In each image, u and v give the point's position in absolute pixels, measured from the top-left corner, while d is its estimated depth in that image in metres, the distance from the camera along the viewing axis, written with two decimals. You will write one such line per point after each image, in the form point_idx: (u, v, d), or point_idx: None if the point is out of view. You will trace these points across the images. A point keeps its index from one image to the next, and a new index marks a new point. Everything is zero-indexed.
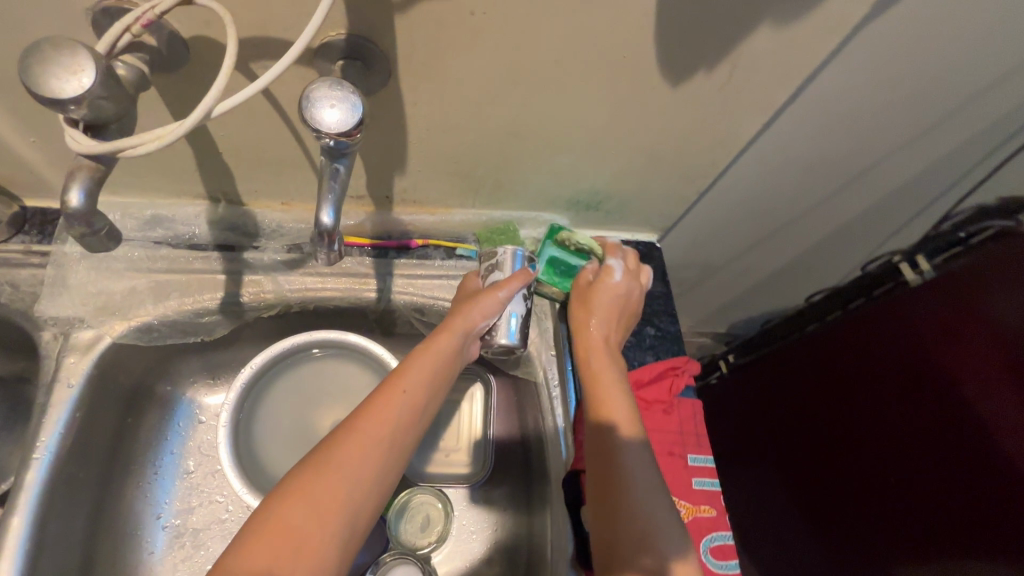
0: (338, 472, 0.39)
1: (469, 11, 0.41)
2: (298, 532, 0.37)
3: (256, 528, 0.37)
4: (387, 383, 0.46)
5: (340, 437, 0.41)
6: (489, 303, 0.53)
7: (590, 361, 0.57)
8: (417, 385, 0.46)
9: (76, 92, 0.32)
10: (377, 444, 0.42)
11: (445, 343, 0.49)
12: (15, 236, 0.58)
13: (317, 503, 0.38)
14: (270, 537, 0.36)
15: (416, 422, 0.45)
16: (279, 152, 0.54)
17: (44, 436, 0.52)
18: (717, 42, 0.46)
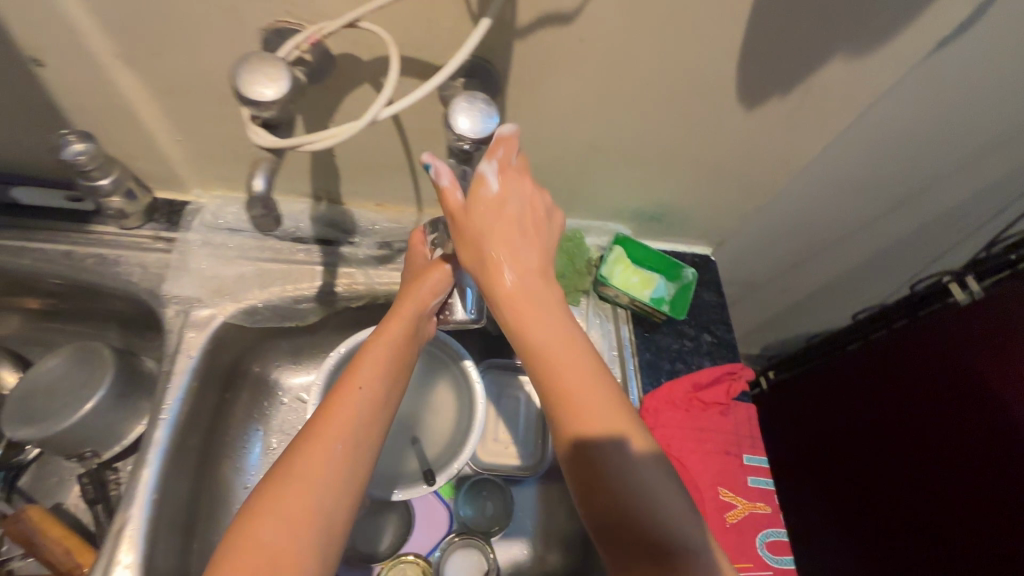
0: (304, 482, 0.42)
1: (578, 39, 0.47)
2: (274, 547, 0.39)
3: (233, 550, 0.38)
4: (343, 384, 0.49)
5: (302, 448, 0.44)
6: (436, 280, 0.56)
7: (534, 337, 0.42)
8: (371, 381, 0.49)
9: (273, 95, 0.37)
10: (336, 446, 0.44)
11: (395, 330, 0.53)
12: (147, 223, 0.65)
13: (288, 514, 0.40)
14: (245, 555, 0.38)
15: (378, 416, 0.48)
16: (386, 157, 0.61)
17: (169, 400, 0.58)
18: (793, 72, 0.52)
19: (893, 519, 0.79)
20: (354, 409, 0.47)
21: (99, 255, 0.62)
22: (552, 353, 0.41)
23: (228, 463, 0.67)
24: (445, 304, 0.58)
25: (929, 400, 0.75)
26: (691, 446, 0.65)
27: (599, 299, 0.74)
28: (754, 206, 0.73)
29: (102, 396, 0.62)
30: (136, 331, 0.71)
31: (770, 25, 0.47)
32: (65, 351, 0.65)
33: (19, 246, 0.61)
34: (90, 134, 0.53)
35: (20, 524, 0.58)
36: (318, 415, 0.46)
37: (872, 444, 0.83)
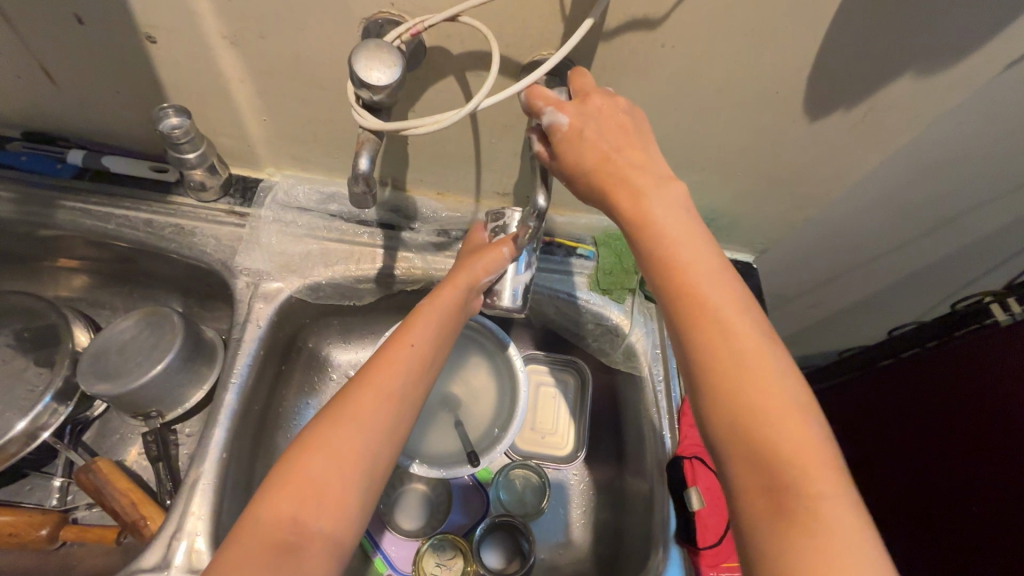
0: (351, 424, 0.45)
1: (661, 43, 0.50)
2: (319, 480, 0.42)
3: (285, 477, 0.42)
4: (397, 337, 0.52)
5: (353, 393, 0.47)
6: (494, 256, 0.57)
7: (676, 263, 0.41)
8: (421, 339, 0.52)
9: (386, 81, 0.41)
10: (382, 398, 0.47)
11: (449, 296, 0.55)
12: (223, 197, 0.69)
13: (334, 452, 0.44)
14: (293, 483, 0.42)
15: (423, 372, 0.51)
16: (454, 148, 0.63)
17: (238, 366, 0.62)
18: (859, 85, 0.54)
19: (927, 525, 0.81)
20: (402, 362, 0.49)
21: (177, 226, 0.66)
22: (698, 287, 0.40)
23: (282, 431, 0.70)
24: (493, 287, 0.58)
25: (960, 413, 0.77)
26: None
27: (643, 298, 0.76)
28: (802, 216, 0.75)
29: (172, 358, 0.64)
30: (197, 300, 0.74)
31: (845, 39, 0.49)
32: (138, 314, 0.67)
33: (106, 212, 0.65)
34: (186, 110, 0.57)
35: (91, 475, 0.61)
36: (370, 364, 0.49)
37: (909, 452, 0.85)
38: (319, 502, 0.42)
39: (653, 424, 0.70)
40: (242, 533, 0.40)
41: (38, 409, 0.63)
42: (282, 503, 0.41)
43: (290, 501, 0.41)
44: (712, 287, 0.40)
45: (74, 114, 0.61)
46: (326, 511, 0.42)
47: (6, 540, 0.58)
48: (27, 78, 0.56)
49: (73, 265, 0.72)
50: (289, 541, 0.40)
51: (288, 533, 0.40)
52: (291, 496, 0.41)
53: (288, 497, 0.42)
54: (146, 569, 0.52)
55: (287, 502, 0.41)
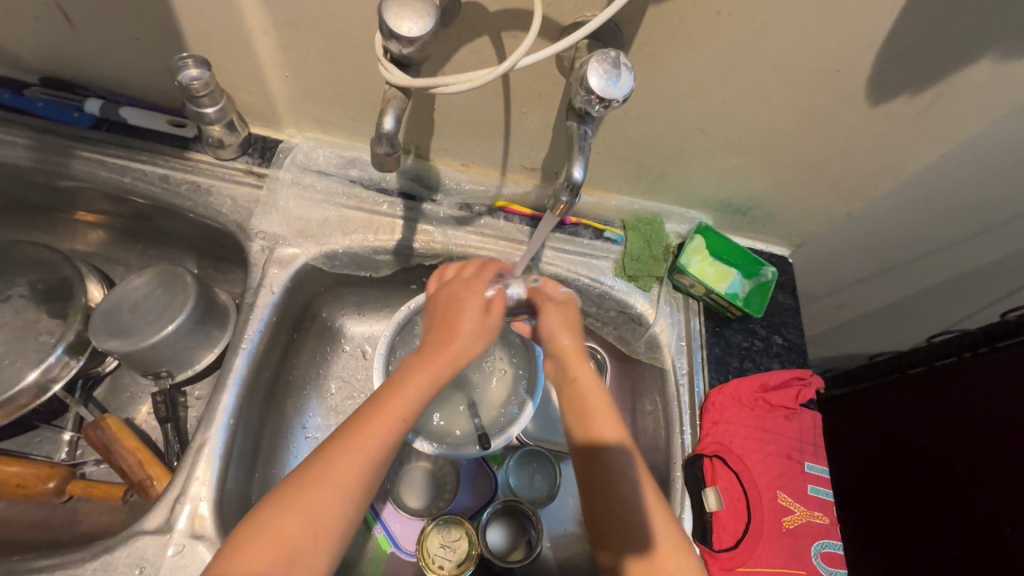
0: (330, 487, 0.45)
1: (717, 10, 0.45)
2: (295, 543, 0.42)
3: (260, 530, 0.42)
4: (388, 385, 0.51)
5: (335, 456, 0.46)
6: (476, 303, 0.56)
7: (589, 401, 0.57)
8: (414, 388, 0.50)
9: (417, 32, 0.38)
10: (365, 459, 0.46)
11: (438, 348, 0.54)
12: (241, 156, 0.66)
13: (311, 515, 0.43)
14: (265, 549, 0.42)
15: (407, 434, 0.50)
16: (483, 118, 0.59)
17: (249, 332, 0.60)
18: (930, 69, 0.50)
19: (939, 537, 0.79)
20: (390, 422, 0.48)
21: (193, 183, 0.64)
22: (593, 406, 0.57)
23: (292, 402, 0.68)
24: None
25: (993, 436, 0.74)
26: (752, 446, 0.64)
27: (671, 288, 0.72)
28: (848, 210, 0.70)
29: (183, 320, 0.63)
30: (212, 262, 0.72)
31: (925, 14, 0.45)
32: (151, 273, 0.65)
33: (121, 165, 0.63)
34: (206, 62, 0.55)
35: (100, 432, 0.61)
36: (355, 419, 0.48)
37: (927, 464, 0.82)
38: (288, 568, 0.42)
39: (674, 418, 0.67)
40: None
41: (50, 361, 0.62)
42: (251, 566, 0.41)
43: (261, 566, 0.41)
44: (613, 423, 0.55)
45: (92, 61, 0.59)
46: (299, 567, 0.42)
47: (13, 491, 0.58)
48: (44, 19, 0.54)
49: (91, 219, 0.71)
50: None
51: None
52: (263, 561, 0.41)
53: (258, 560, 0.41)
54: (148, 532, 0.51)
55: (256, 566, 0.41)
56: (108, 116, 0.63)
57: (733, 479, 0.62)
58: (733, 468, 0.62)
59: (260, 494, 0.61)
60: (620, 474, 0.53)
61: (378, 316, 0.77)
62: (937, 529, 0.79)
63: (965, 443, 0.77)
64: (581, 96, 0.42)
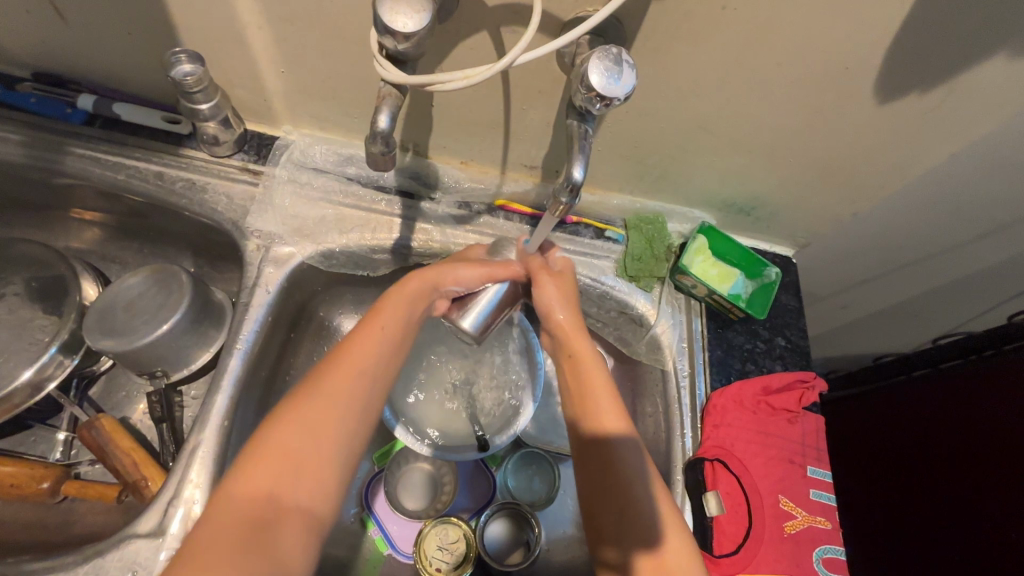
0: (327, 402, 0.45)
1: (722, 5, 0.44)
2: (297, 454, 0.42)
3: (257, 451, 0.42)
4: (366, 321, 0.51)
5: (324, 373, 0.47)
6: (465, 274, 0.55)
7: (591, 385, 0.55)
8: (392, 320, 0.51)
9: (415, 28, 0.37)
10: (354, 376, 0.47)
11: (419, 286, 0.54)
12: (237, 153, 0.65)
13: (310, 425, 0.44)
14: (270, 458, 0.42)
15: (393, 359, 0.51)
16: (482, 115, 0.58)
17: (244, 332, 0.59)
18: (940, 67, 0.48)
19: (942, 541, 0.78)
20: (374, 343, 0.49)
21: (188, 180, 0.63)
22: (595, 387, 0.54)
23: None
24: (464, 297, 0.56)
25: (999, 442, 0.73)
26: (754, 450, 0.63)
27: (673, 288, 0.71)
28: (854, 211, 0.69)
29: (178, 319, 0.62)
30: (208, 260, 0.71)
31: (938, 10, 0.43)
32: (146, 271, 0.65)
33: (115, 162, 0.63)
34: (199, 57, 0.54)
35: (94, 432, 0.60)
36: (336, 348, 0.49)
37: (932, 467, 0.81)
38: (294, 476, 0.42)
39: (675, 421, 0.66)
40: (208, 518, 0.39)
41: (44, 360, 0.61)
42: (256, 477, 0.41)
43: (266, 474, 0.41)
44: (614, 411, 0.53)
45: (84, 56, 0.58)
46: (303, 482, 0.42)
47: (6, 491, 0.57)
48: (35, 13, 0.53)
49: (85, 216, 0.70)
50: (262, 513, 0.40)
51: (261, 508, 0.40)
52: (266, 468, 0.41)
53: (263, 468, 0.41)
54: (140, 535, 0.50)
55: (262, 475, 0.41)
56: (101, 112, 0.62)
57: (734, 483, 0.61)
58: (734, 472, 0.61)
59: None
60: (624, 464, 0.51)
61: None
62: (940, 533, 0.78)
63: (972, 447, 0.76)
64: (581, 94, 0.41)
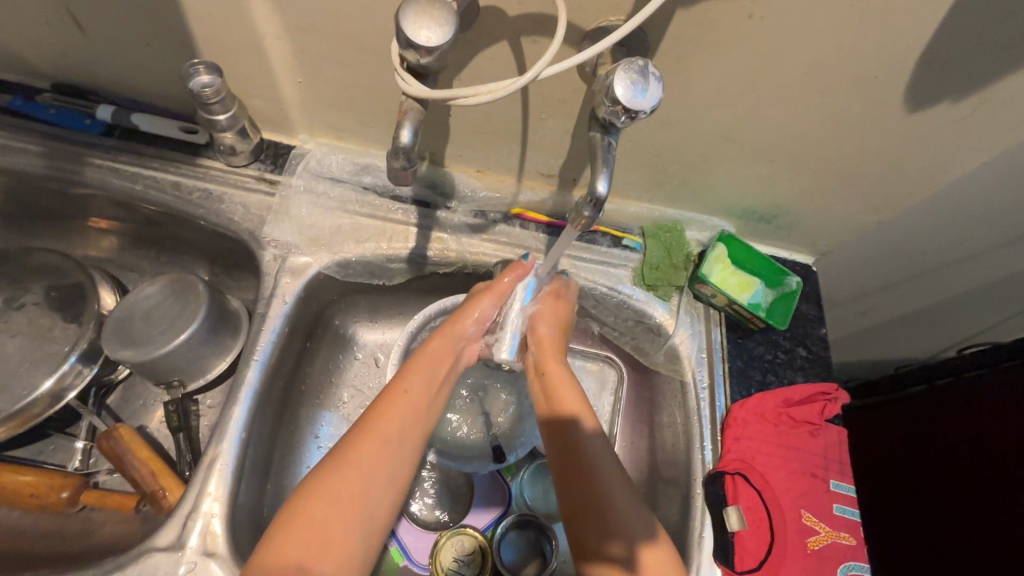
0: (352, 472, 0.46)
1: (749, 14, 0.43)
2: (323, 528, 0.43)
3: (287, 524, 0.43)
4: (391, 386, 0.52)
5: (351, 444, 0.48)
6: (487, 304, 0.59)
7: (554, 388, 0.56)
8: (417, 385, 0.52)
9: (438, 42, 0.36)
10: (378, 446, 0.48)
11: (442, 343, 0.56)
12: (253, 163, 0.65)
13: (338, 499, 0.45)
14: (300, 530, 0.43)
15: (420, 423, 0.51)
16: (500, 124, 0.58)
17: (261, 343, 0.59)
18: (974, 76, 0.47)
19: (964, 555, 0.76)
20: (397, 409, 0.50)
21: (205, 190, 0.63)
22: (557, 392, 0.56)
23: (305, 413, 0.67)
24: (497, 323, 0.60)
25: (1022, 454, 0.71)
26: (775, 463, 0.62)
27: (692, 297, 0.70)
28: (877, 219, 0.67)
29: (195, 329, 0.62)
30: (223, 268, 0.71)
31: (974, 17, 0.42)
32: (163, 280, 0.65)
33: (133, 172, 0.63)
34: (217, 68, 0.53)
35: (113, 442, 0.60)
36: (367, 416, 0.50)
37: (956, 479, 0.80)
38: (323, 549, 0.43)
39: (694, 432, 0.65)
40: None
41: (63, 369, 0.62)
42: (290, 548, 0.42)
43: (297, 547, 0.42)
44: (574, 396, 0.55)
45: (103, 67, 0.58)
46: (330, 556, 0.43)
47: (26, 500, 0.58)
48: (56, 25, 0.53)
49: (103, 225, 0.70)
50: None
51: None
52: (297, 542, 0.43)
53: (294, 542, 0.43)
54: (159, 549, 0.50)
55: (293, 548, 0.42)
56: (120, 122, 0.62)
57: (755, 498, 0.60)
58: (755, 486, 0.60)
59: (272, 506, 0.60)
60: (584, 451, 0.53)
61: (391, 324, 0.76)
62: (964, 546, 0.76)
63: (996, 459, 0.74)
64: (606, 107, 0.40)
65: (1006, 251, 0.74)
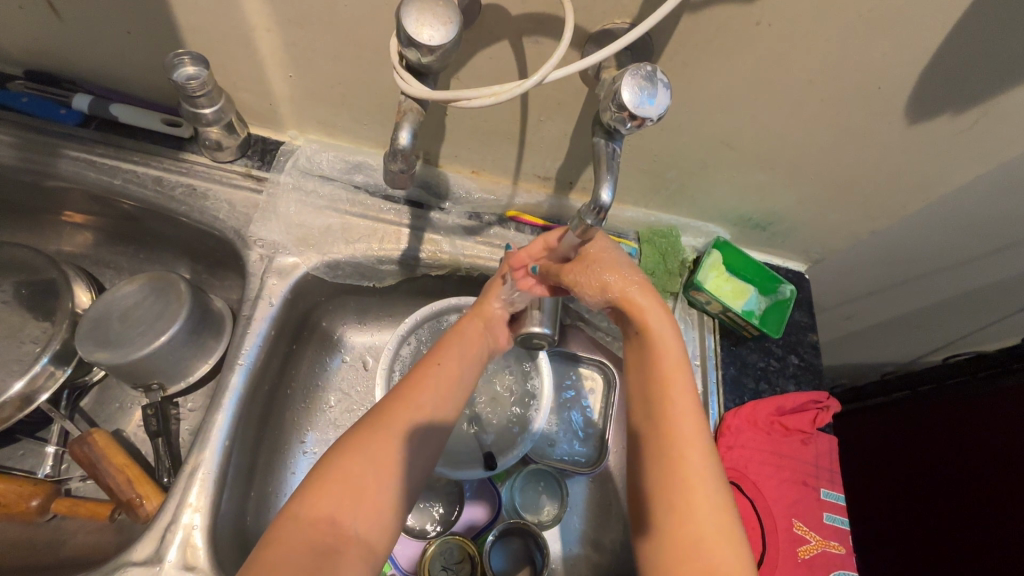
0: (391, 431, 0.48)
1: (756, 21, 0.42)
2: (359, 485, 0.44)
3: (321, 478, 0.44)
4: (424, 360, 0.56)
5: (386, 411, 0.49)
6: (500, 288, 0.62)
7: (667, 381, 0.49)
8: (449, 358, 0.56)
9: (441, 41, 0.35)
10: (410, 412, 0.50)
11: (471, 324, 0.60)
12: (240, 159, 0.63)
13: (375, 457, 0.46)
14: (337, 485, 0.43)
15: (448, 394, 0.54)
16: (498, 125, 0.56)
17: (247, 346, 0.57)
18: (974, 90, 0.47)
19: (945, 559, 0.77)
20: (426, 378, 0.53)
21: (188, 185, 0.61)
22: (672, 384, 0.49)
23: (290, 417, 0.65)
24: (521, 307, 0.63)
25: (1003, 459, 0.73)
26: (767, 471, 0.62)
27: (687, 304, 0.69)
28: (871, 229, 0.68)
29: (176, 330, 0.59)
30: (206, 267, 0.68)
31: (982, 32, 0.42)
32: (142, 278, 0.62)
33: (112, 165, 0.60)
34: (204, 59, 0.51)
35: (86, 448, 0.57)
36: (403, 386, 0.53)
37: (938, 484, 0.81)
38: (357, 503, 0.43)
39: None
40: (278, 535, 0.41)
41: (35, 371, 0.59)
42: (322, 503, 0.43)
43: (333, 500, 0.43)
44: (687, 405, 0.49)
45: (80, 54, 0.55)
46: (366, 509, 0.44)
47: None
48: (29, 9, 0.50)
49: (77, 219, 0.67)
50: (327, 541, 0.41)
51: (325, 535, 0.41)
52: (333, 494, 0.43)
53: (331, 494, 0.43)
54: (136, 563, 0.48)
55: (329, 501, 0.43)
56: (98, 113, 0.60)
57: (747, 506, 0.60)
58: (748, 494, 0.60)
59: (255, 514, 0.58)
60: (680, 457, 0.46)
61: (380, 327, 0.74)
62: (944, 550, 0.78)
63: (981, 468, 0.76)
64: (612, 113, 0.39)
65: (992, 263, 0.75)
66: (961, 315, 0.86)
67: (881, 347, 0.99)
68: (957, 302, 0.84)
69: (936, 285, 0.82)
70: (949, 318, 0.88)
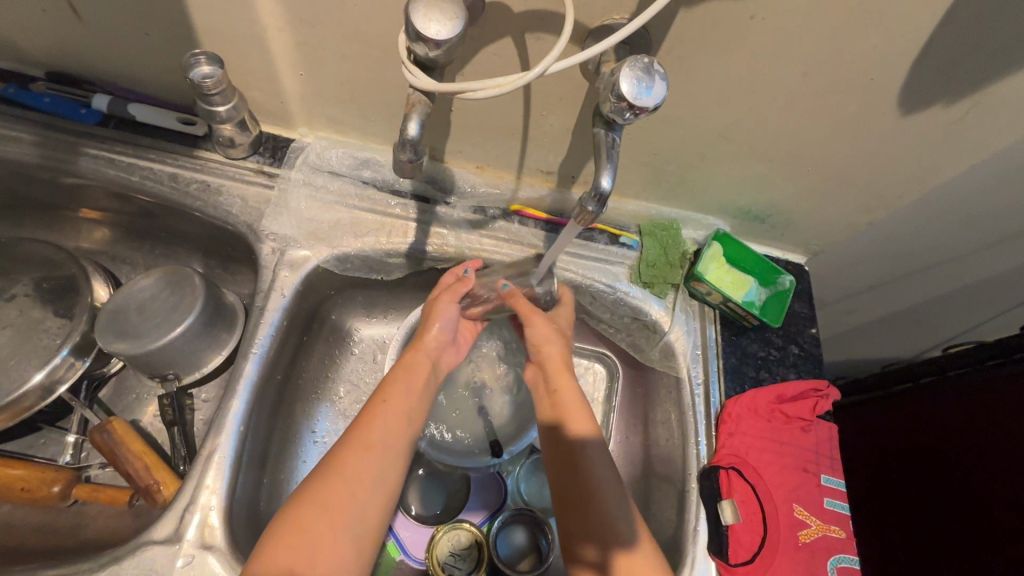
0: (338, 479, 0.46)
1: (751, 15, 0.44)
2: (313, 529, 0.43)
3: (281, 528, 0.44)
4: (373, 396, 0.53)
5: (339, 450, 0.48)
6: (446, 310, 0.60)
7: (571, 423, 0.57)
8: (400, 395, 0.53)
9: (447, 35, 0.37)
10: (365, 451, 0.48)
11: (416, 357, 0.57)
12: (252, 155, 0.65)
13: (326, 504, 0.45)
14: (293, 535, 0.43)
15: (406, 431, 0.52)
16: (502, 121, 0.58)
17: (259, 337, 0.59)
18: (966, 81, 0.49)
19: (947, 550, 0.78)
20: (379, 418, 0.50)
21: (203, 182, 0.63)
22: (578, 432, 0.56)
23: (301, 405, 0.67)
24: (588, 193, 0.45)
25: (1004, 452, 0.74)
26: (768, 457, 0.63)
27: (688, 295, 0.71)
28: (868, 220, 0.69)
29: (192, 322, 0.61)
30: (218, 262, 0.70)
31: (968, 22, 0.44)
32: (158, 273, 0.64)
33: (129, 163, 0.62)
34: (218, 59, 0.53)
35: (106, 436, 0.59)
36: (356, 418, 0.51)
37: (941, 475, 0.81)
38: (313, 551, 0.43)
39: (688, 429, 0.66)
40: None
41: (55, 362, 0.61)
42: (279, 554, 0.42)
43: (290, 549, 0.42)
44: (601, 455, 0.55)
45: (99, 55, 0.57)
46: (320, 560, 0.43)
47: (17, 495, 0.57)
48: (53, 12, 0.52)
49: (94, 216, 0.69)
50: None
51: None
52: (286, 545, 0.43)
53: (286, 543, 0.43)
54: (156, 542, 0.50)
55: (286, 551, 0.42)
56: (116, 113, 0.62)
57: (749, 492, 0.61)
58: (749, 480, 0.61)
59: (268, 500, 0.59)
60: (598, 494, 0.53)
61: (389, 319, 0.76)
62: (946, 541, 0.78)
63: (984, 462, 0.76)
64: (611, 103, 0.41)
65: (993, 254, 0.76)
66: (961, 308, 0.87)
67: (883, 342, 1.00)
68: (957, 295, 0.85)
69: (936, 278, 0.82)
70: (953, 312, 0.89)
